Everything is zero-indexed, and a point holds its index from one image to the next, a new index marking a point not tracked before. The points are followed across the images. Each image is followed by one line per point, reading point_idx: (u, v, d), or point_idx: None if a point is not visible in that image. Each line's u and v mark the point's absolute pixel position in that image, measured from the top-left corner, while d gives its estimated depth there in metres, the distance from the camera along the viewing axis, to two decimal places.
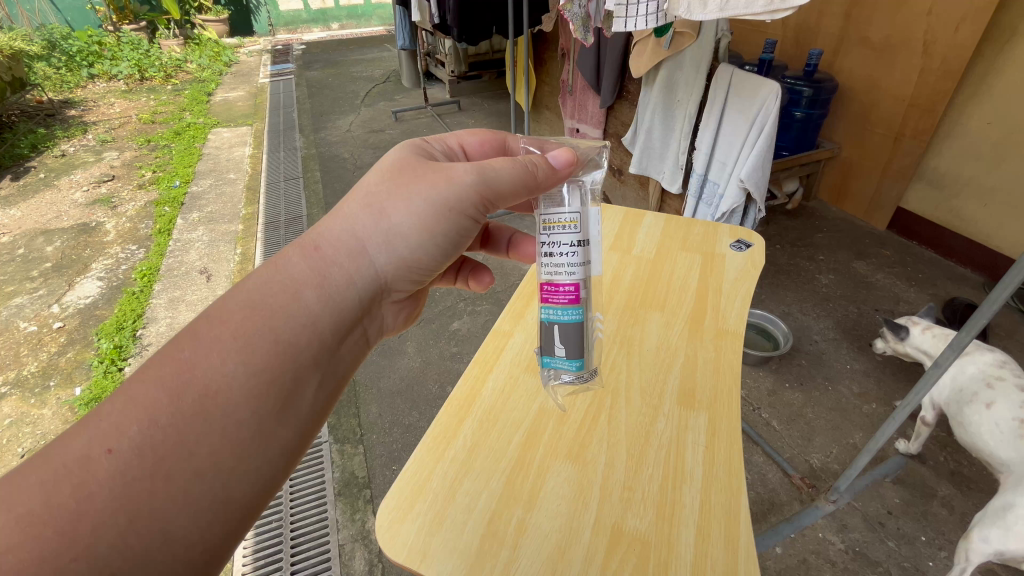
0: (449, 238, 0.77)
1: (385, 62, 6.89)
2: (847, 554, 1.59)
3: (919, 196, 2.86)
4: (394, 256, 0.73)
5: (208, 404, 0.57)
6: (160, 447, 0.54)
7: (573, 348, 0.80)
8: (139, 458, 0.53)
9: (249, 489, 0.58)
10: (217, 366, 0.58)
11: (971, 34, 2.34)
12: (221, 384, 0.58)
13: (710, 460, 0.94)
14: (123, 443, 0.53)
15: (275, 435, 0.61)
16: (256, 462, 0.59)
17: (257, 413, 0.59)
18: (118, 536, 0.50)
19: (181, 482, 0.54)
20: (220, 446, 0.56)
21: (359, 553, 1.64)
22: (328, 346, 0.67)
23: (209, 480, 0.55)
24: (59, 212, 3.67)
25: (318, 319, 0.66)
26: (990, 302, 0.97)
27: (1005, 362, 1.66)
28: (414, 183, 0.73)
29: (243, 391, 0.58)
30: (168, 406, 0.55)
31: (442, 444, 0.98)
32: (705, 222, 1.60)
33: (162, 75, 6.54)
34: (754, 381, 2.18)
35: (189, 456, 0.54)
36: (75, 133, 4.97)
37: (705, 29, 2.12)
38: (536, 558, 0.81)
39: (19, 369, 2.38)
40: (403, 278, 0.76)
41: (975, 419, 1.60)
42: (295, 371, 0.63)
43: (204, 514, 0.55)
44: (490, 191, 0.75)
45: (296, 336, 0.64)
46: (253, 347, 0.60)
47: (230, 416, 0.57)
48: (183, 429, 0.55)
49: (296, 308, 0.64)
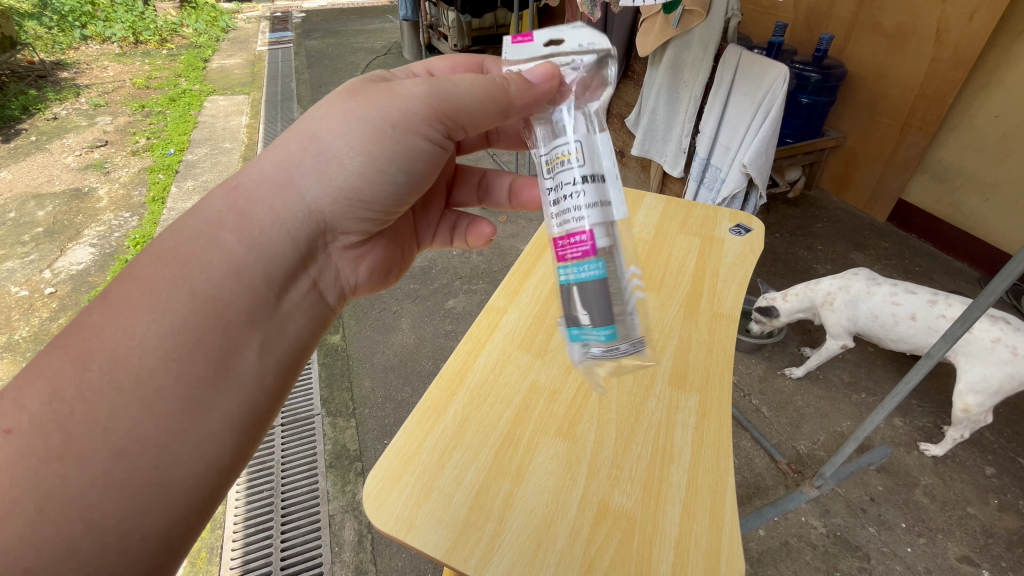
0: (403, 163, 0.73)
1: (387, 34, 6.72)
2: (828, 538, 1.62)
3: (921, 188, 2.84)
4: (329, 187, 0.71)
5: (118, 371, 0.56)
6: (68, 426, 0.54)
7: (598, 313, 0.70)
8: (43, 437, 0.53)
9: (188, 468, 0.58)
10: (128, 331, 0.58)
11: (985, 24, 2.30)
12: (131, 347, 0.57)
13: (698, 440, 0.94)
14: (22, 423, 0.53)
15: (211, 406, 0.60)
16: (193, 439, 0.59)
17: (182, 378, 0.59)
18: (28, 526, 0.50)
19: (96, 463, 0.54)
20: (141, 418, 0.56)
21: (348, 523, 1.67)
22: (262, 298, 0.67)
23: (130, 458, 0.55)
24: (50, 176, 3.60)
25: (242, 268, 0.65)
26: (988, 294, 0.94)
27: (874, 278, 1.93)
28: (354, 100, 0.70)
29: (158, 354, 0.58)
30: (75, 383, 0.55)
31: (432, 418, 0.97)
32: (706, 204, 1.58)
33: (157, 38, 6.34)
34: (746, 367, 2.20)
35: (102, 433, 0.55)
36: (67, 96, 4.84)
37: (716, 8, 2.07)
38: (523, 529, 0.82)
39: (10, 334, 2.37)
40: (345, 215, 0.74)
41: (911, 332, 1.81)
42: (223, 331, 0.62)
43: (132, 500, 0.55)
44: (447, 105, 0.71)
45: (217, 287, 0.63)
46: (170, 308, 0.60)
47: (146, 382, 0.57)
48: (92, 402, 0.55)
49: (212, 256, 0.64)
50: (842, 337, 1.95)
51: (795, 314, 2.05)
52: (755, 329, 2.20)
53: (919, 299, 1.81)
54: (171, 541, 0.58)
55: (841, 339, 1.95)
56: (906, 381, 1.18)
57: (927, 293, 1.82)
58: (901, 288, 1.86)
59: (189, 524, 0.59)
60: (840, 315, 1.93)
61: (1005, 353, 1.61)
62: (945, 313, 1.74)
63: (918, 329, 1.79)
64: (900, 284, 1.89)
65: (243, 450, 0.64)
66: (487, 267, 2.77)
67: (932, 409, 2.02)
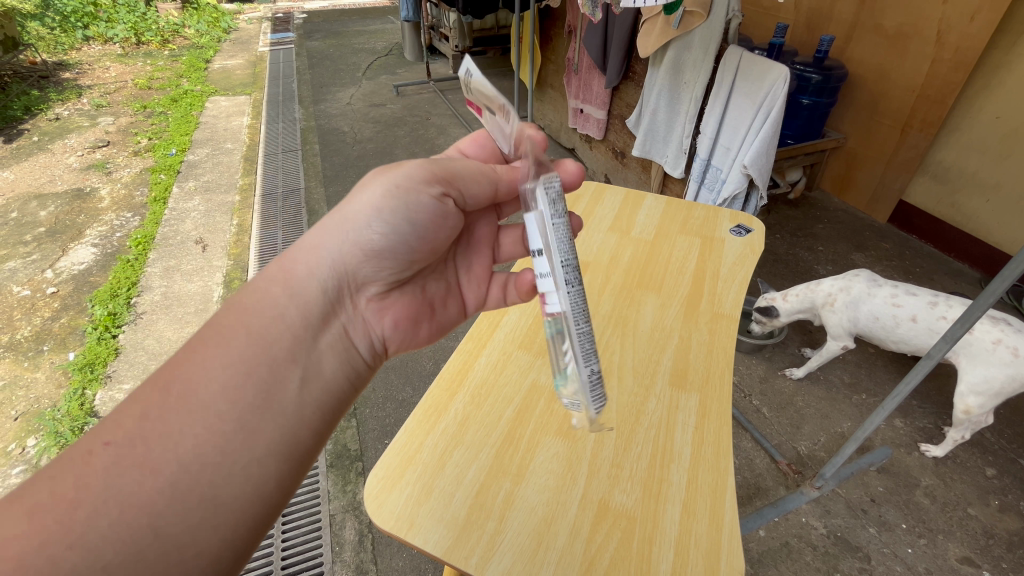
0: (407, 218, 0.75)
1: (388, 34, 6.74)
2: (829, 539, 1.62)
3: (922, 189, 2.84)
4: (350, 243, 0.73)
5: (188, 396, 0.61)
6: (148, 440, 0.58)
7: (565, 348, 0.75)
8: (130, 448, 0.57)
9: (238, 490, 0.60)
10: (197, 365, 0.63)
11: (986, 25, 2.31)
12: (198, 378, 0.62)
13: (698, 439, 0.94)
14: (117, 436, 0.58)
15: (261, 433, 0.63)
16: (240, 460, 0.61)
17: (238, 405, 0.62)
18: (109, 527, 0.54)
19: (166, 472, 0.57)
20: (204, 437, 0.60)
21: (349, 523, 1.67)
22: (302, 339, 0.70)
23: (192, 471, 0.58)
24: (53, 176, 3.62)
25: (285, 313, 0.70)
26: (989, 294, 0.94)
27: (874, 279, 1.93)
28: (370, 175, 0.77)
29: (219, 384, 0.63)
30: (157, 405, 0.60)
31: (433, 416, 0.98)
32: (706, 204, 1.59)
33: (159, 39, 6.36)
34: (746, 368, 2.20)
35: (173, 447, 0.58)
36: (69, 96, 4.86)
37: (717, 8, 2.07)
38: (524, 527, 0.82)
39: (13, 333, 2.37)
40: (370, 270, 0.75)
41: (912, 334, 1.81)
42: (270, 363, 0.66)
43: (193, 515, 0.57)
44: (445, 170, 0.77)
45: (266, 328, 0.68)
46: (230, 344, 0.65)
47: (209, 407, 0.61)
48: (168, 419, 0.59)
49: (264, 301, 0.69)
50: (843, 338, 1.95)
51: (794, 315, 2.05)
52: (755, 329, 2.20)
53: (920, 300, 1.81)
54: (217, 565, 0.59)
55: (842, 340, 1.96)
56: (907, 382, 1.18)
57: (929, 294, 1.82)
58: (901, 289, 1.86)
59: (235, 551, 0.60)
60: (840, 316, 1.93)
61: (1006, 354, 1.61)
62: (946, 314, 1.75)
63: (919, 330, 1.79)
64: (900, 285, 1.89)
65: (285, 483, 0.64)
66: None
67: (933, 410, 2.02)
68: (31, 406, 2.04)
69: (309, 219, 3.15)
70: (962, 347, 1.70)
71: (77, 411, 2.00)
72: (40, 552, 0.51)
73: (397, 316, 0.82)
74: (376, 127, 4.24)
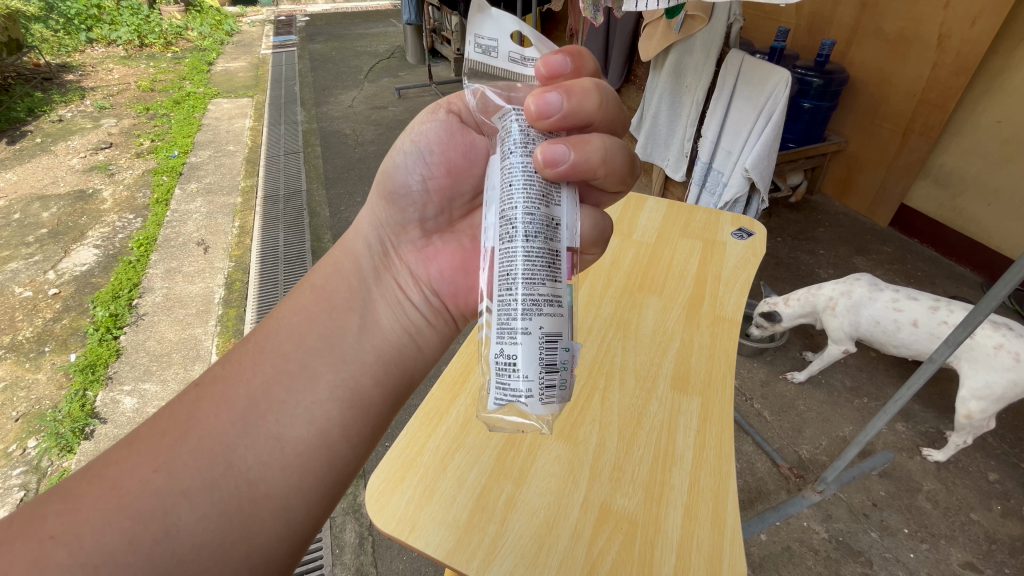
0: (419, 149, 0.78)
1: (391, 37, 6.77)
2: (830, 543, 1.62)
3: (923, 193, 2.84)
4: (378, 192, 0.80)
5: (262, 340, 0.69)
6: (225, 378, 0.64)
7: None
8: (213, 385, 0.64)
9: (304, 430, 0.63)
10: (272, 320, 0.71)
11: (987, 29, 2.31)
12: (272, 327, 0.70)
13: (700, 444, 0.94)
14: (205, 377, 0.66)
15: (319, 378, 0.66)
16: (294, 400, 0.64)
17: (302, 348, 0.68)
18: (189, 452, 0.58)
19: (239, 404, 0.62)
20: (270, 376, 0.65)
21: (349, 526, 1.67)
22: (356, 289, 0.75)
23: (260, 407, 0.63)
24: (55, 178, 3.63)
25: (342, 266, 0.76)
26: (990, 299, 0.94)
27: (874, 283, 1.94)
28: None
29: (286, 325, 0.70)
30: (237, 354, 0.68)
31: (434, 420, 0.97)
32: (707, 208, 1.59)
33: (162, 42, 6.38)
34: (748, 371, 2.20)
35: (245, 382, 0.64)
36: (72, 98, 4.87)
37: (718, 12, 2.07)
38: (525, 531, 0.82)
39: (14, 334, 2.38)
40: (398, 211, 0.79)
41: (913, 339, 1.81)
42: (330, 311, 0.72)
43: (260, 450, 0.60)
44: (446, 100, 0.82)
45: (326, 281, 0.75)
46: (298, 298, 0.73)
47: (278, 350, 0.67)
48: (246, 359, 0.67)
49: (325, 263, 0.78)
50: (843, 342, 1.94)
51: (796, 319, 2.05)
52: (755, 333, 2.21)
53: (921, 305, 1.80)
54: (287, 510, 0.60)
55: (842, 343, 1.95)
56: (908, 386, 1.18)
57: (930, 299, 1.81)
58: (902, 293, 1.86)
59: (303, 502, 0.61)
60: (841, 320, 1.93)
61: (1007, 359, 1.61)
62: (947, 319, 1.74)
63: (920, 335, 1.79)
64: (901, 290, 1.89)
65: (350, 432, 0.66)
66: None
67: (935, 414, 2.01)
68: (32, 407, 2.04)
69: (310, 221, 3.15)
70: (963, 353, 1.69)
71: (78, 412, 2.00)
72: (133, 474, 0.56)
73: (443, 264, 0.81)
74: (377, 129, 4.26)
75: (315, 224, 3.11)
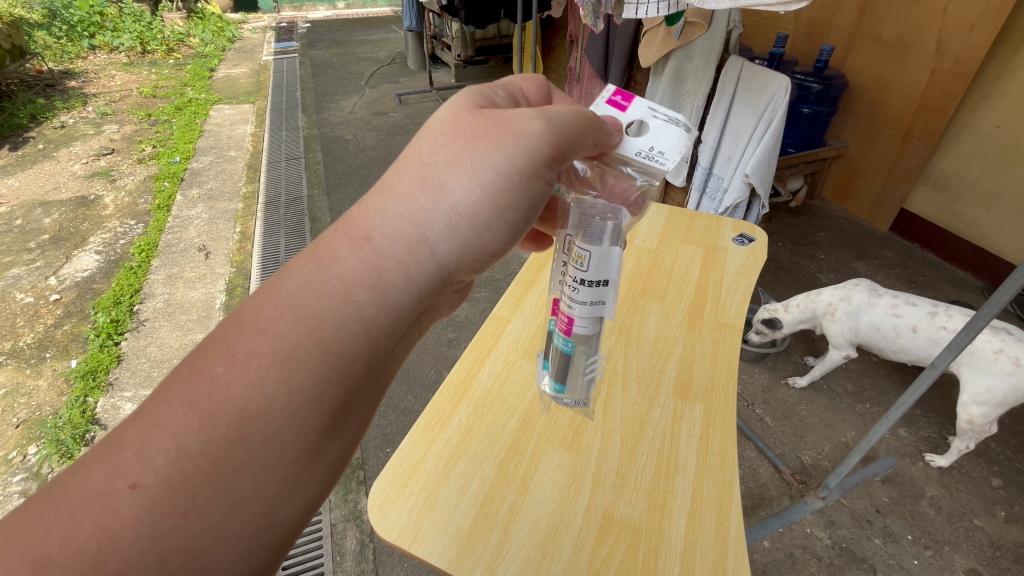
0: (524, 212, 0.63)
1: (391, 44, 6.81)
2: (834, 550, 1.61)
3: (923, 198, 2.85)
4: (458, 240, 0.59)
5: (245, 429, 0.47)
6: (192, 481, 0.45)
7: (559, 374, 0.78)
8: (168, 493, 0.44)
9: (298, 512, 0.50)
10: (257, 393, 0.47)
11: (985, 35, 2.32)
12: (259, 405, 0.47)
13: (703, 451, 0.94)
14: (149, 478, 0.44)
15: (325, 454, 0.51)
16: (302, 484, 0.50)
17: (303, 432, 0.49)
18: None
19: (217, 514, 0.45)
20: (263, 472, 0.47)
21: (350, 533, 1.66)
22: (384, 354, 0.55)
23: (248, 507, 0.47)
24: (57, 184, 3.64)
25: (373, 325, 0.54)
26: (991, 305, 0.94)
27: (873, 288, 1.93)
28: (478, 145, 0.59)
29: (286, 414, 0.48)
30: (200, 436, 0.45)
31: (437, 427, 0.97)
32: (708, 215, 1.59)
33: (164, 49, 6.43)
34: (749, 377, 2.19)
35: (226, 487, 0.46)
36: (75, 105, 4.90)
37: (717, 20, 2.08)
38: (527, 540, 0.81)
39: (16, 340, 2.38)
40: (468, 266, 0.62)
41: (912, 344, 1.80)
42: (343, 384, 0.52)
43: (248, 546, 0.47)
44: (562, 139, 0.63)
45: (348, 349, 0.52)
46: (303, 369, 0.49)
47: (272, 439, 0.47)
48: (218, 460, 0.46)
49: (346, 310, 0.52)
50: (844, 347, 1.95)
51: (796, 325, 2.05)
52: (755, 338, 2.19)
53: (919, 310, 1.80)
54: None
55: (841, 347, 1.96)
56: (910, 392, 1.18)
57: (928, 305, 1.81)
58: (900, 299, 1.86)
59: None
60: (841, 325, 1.93)
61: (1007, 363, 1.60)
62: (946, 324, 1.74)
63: (919, 341, 1.79)
64: (900, 295, 1.89)
65: None
66: (490, 275, 2.76)
67: (937, 419, 2.01)
68: (32, 414, 2.04)
69: (311, 226, 3.16)
70: (961, 361, 1.69)
71: (79, 419, 2.00)
72: None
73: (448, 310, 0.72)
74: (378, 135, 4.27)
75: (315, 230, 3.11)
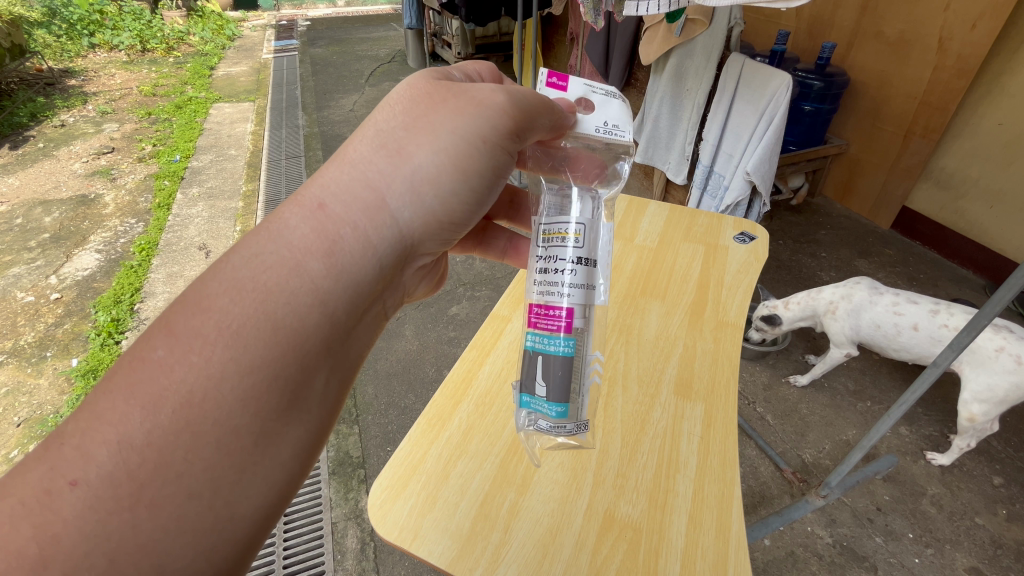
0: (490, 178, 0.64)
1: (392, 41, 6.79)
2: (834, 548, 1.61)
3: (925, 196, 2.84)
4: (423, 209, 0.59)
5: (193, 414, 0.45)
6: (138, 474, 0.43)
7: (557, 389, 0.66)
8: (113, 488, 0.42)
9: (261, 504, 0.48)
10: (196, 362, 0.46)
11: (987, 33, 2.31)
12: (206, 388, 0.46)
13: (704, 449, 0.94)
14: (90, 473, 0.42)
15: (284, 437, 0.50)
16: (266, 469, 0.48)
17: (260, 414, 0.48)
18: None
19: (170, 508, 0.44)
20: (217, 459, 0.46)
21: (351, 532, 1.66)
22: (341, 329, 0.54)
23: (205, 499, 0.45)
24: (58, 182, 3.64)
25: (329, 298, 0.52)
26: (994, 303, 0.94)
27: (873, 287, 1.93)
28: (437, 112, 0.59)
29: (237, 395, 0.46)
30: (143, 424, 0.44)
31: (436, 426, 0.97)
32: (710, 212, 1.58)
33: (164, 47, 6.41)
34: (750, 375, 2.19)
35: (176, 478, 0.44)
36: (75, 103, 4.89)
37: (718, 17, 2.07)
38: (527, 540, 0.81)
39: (16, 339, 2.38)
40: (433, 238, 0.62)
41: (913, 342, 1.80)
42: (301, 363, 0.50)
43: (203, 538, 0.45)
44: (522, 112, 0.64)
45: (303, 321, 0.50)
46: (250, 347, 0.48)
47: (224, 423, 0.46)
48: (164, 447, 0.44)
49: (298, 282, 0.51)
50: (845, 345, 1.94)
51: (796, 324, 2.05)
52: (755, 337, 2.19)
53: (921, 308, 1.79)
54: None
55: (843, 345, 1.95)
56: (912, 391, 1.17)
57: (930, 303, 1.80)
58: (901, 297, 1.85)
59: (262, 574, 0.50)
60: (842, 323, 1.93)
61: (1009, 361, 1.60)
62: (948, 322, 1.73)
63: (921, 339, 1.78)
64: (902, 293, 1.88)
65: None
66: (491, 273, 2.76)
67: (939, 418, 2.00)
68: (33, 413, 2.04)
69: None
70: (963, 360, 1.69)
71: None
72: None
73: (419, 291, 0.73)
74: None
75: None
